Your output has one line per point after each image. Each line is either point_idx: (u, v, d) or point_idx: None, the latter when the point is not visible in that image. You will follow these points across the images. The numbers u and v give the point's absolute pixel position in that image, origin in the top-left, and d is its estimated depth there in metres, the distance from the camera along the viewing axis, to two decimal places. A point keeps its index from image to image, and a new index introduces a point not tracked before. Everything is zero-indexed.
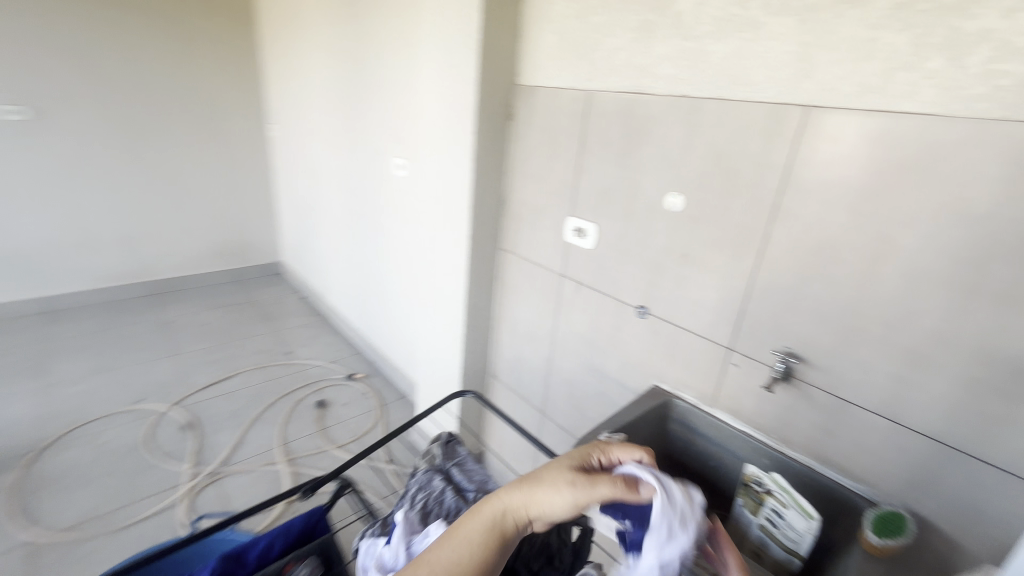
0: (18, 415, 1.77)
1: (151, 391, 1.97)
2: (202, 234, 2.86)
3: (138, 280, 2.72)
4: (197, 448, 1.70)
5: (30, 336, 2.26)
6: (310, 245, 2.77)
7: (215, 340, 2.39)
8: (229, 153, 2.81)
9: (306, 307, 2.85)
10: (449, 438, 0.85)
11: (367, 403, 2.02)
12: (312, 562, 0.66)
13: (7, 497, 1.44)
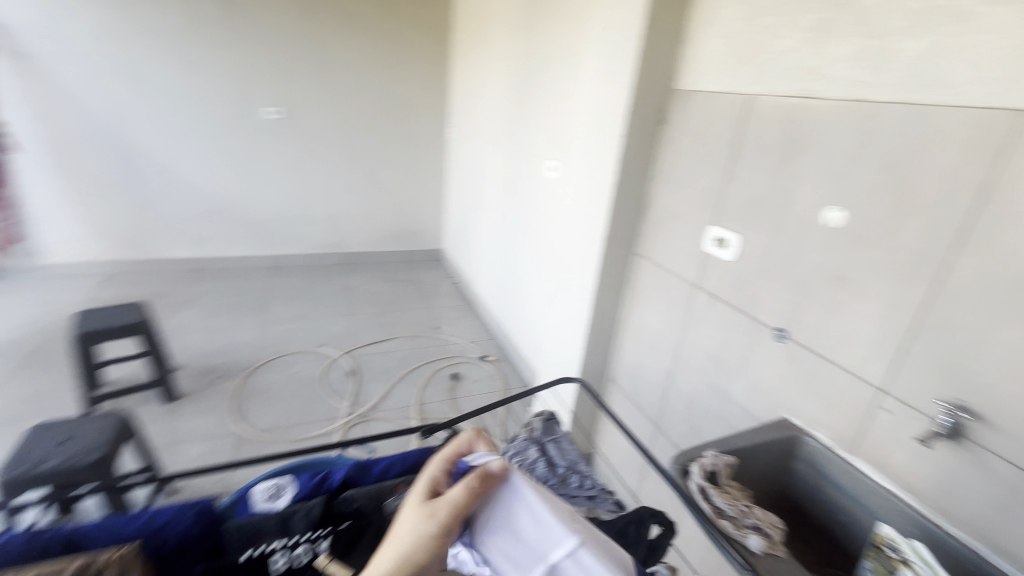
0: (246, 339, 2.35)
1: (331, 340, 2.42)
2: (385, 218, 3.37)
3: (336, 251, 3.33)
4: (355, 391, 2.04)
5: (261, 283, 2.95)
6: (468, 236, 3.07)
7: (381, 308, 2.82)
8: (414, 150, 3.26)
9: (456, 291, 3.16)
10: (550, 416, 0.91)
11: (494, 384, 2.18)
12: None
13: (231, 397, 1.93)
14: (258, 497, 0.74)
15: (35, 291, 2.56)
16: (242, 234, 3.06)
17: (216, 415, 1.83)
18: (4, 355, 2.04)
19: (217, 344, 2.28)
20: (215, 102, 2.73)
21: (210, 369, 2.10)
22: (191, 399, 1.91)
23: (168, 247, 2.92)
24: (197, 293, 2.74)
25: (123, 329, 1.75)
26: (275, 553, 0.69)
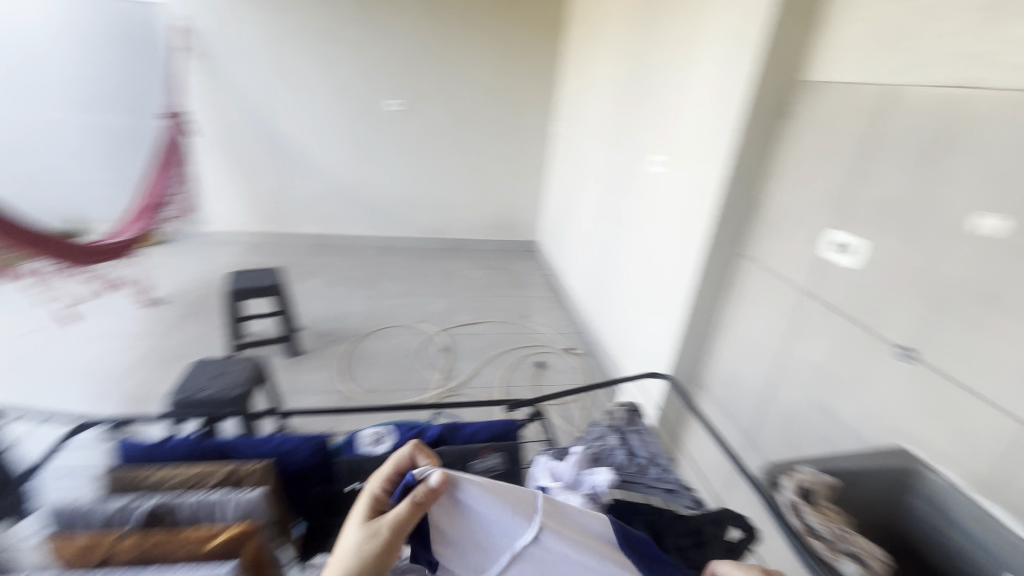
0: (357, 310, 2.61)
1: (429, 318, 2.59)
2: (487, 208, 3.51)
3: (438, 236, 3.54)
4: (447, 367, 2.17)
5: (372, 261, 3.24)
6: (563, 230, 3.10)
7: (476, 292, 2.95)
8: (519, 143, 3.35)
9: (548, 284, 3.21)
10: (634, 409, 0.92)
11: (578, 377, 2.20)
12: (502, 456, 0.82)
13: (342, 358, 2.17)
14: (364, 441, 0.83)
15: (200, 254, 3.07)
16: (360, 216, 3.37)
17: (329, 373, 2.07)
18: (175, 304, 2.48)
19: (333, 312, 2.56)
20: (347, 96, 3.03)
21: (326, 332, 2.37)
22: (310, 357, 2.17)
23: (300, 224, 3.31)
24: (320, 266, 3.08)
25: (263, 290, 2.04)
26: None
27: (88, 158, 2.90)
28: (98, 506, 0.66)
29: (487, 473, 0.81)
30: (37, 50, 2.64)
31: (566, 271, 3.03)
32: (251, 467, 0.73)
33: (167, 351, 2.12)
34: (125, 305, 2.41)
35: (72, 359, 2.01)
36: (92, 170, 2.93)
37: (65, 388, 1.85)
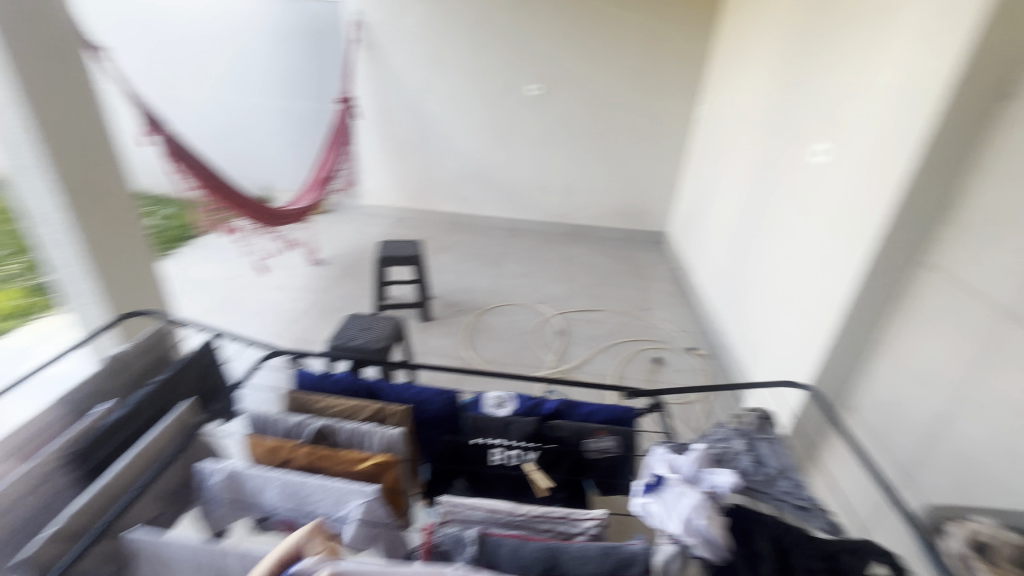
0: (482, 285, 2.76)
1: (548, 300, 2.65)
2: (616, 195, 3.44)
3: (564, 221, 3.57)
4: (562, 350, 2.21)
5: (500, 241, 3.39)
6: (697, 223, 2.92)
7: (597, 280, 2.94)
8: (657, 130, 3.21)
9: (674, 278, 3.06)
10: (765, 416, 0.83)
11: (698, 379, 2.08)
12: (618, 440, 0.83)
13: (465, 329, 2.33)
14: (488, 401, 0.87)
15: (356, 224, 3.50)
16: (492, 197, 3.54)
17: (453, 341, 2.24)
18: (335, 265, 2.88)
19: (461, 285, 2.75)
20: (491, 82, 3.17)
21: (454, 303, 2.56)
22: (438, 324, 2.37)
23: (438, 202, 3.59)
24: (453, 242, 3.32)
25: (404, 259, 2.27)
26: (494, 448, 0.81)
27: (280, 137, 3.46)
28: (283, 418, 0.81)
29: (601, 454, 0.82)
30: (252, 45, 3.19)
31: (695, 267, 2.86)
32: (393, 409, 0.84)
33: (327, 305, 2.48)
34: (299, 262, 2.87)
35: (260, 302, 2.46)
36: (283, 147, 3.49)
37: (254, 325, 2.28)
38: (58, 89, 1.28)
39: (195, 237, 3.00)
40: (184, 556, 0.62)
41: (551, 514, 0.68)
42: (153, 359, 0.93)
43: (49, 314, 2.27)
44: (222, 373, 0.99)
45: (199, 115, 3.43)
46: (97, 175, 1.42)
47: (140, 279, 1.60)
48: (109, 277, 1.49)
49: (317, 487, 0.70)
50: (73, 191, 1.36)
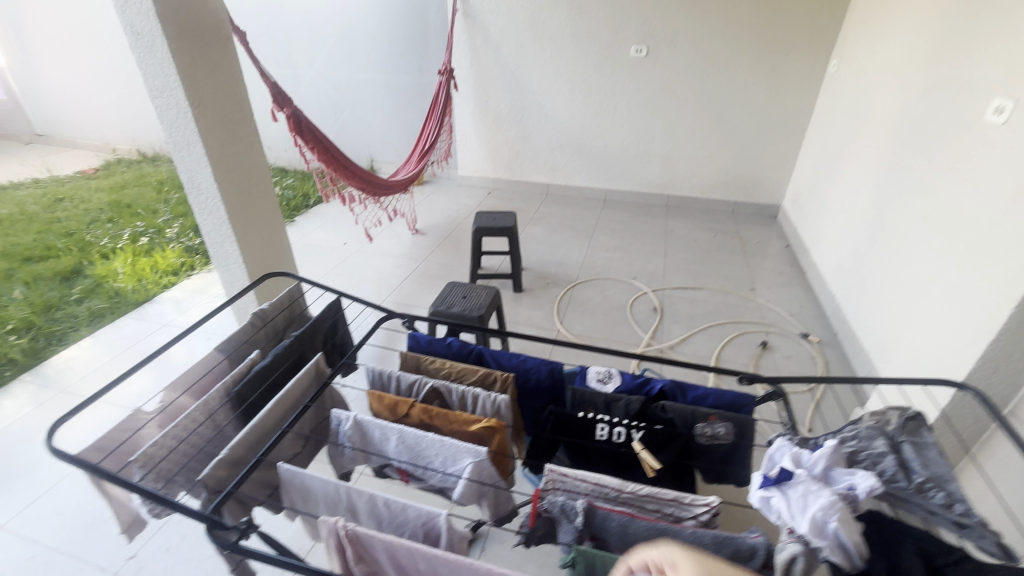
0: (575, 258, 2.73)
1: (643, 275, 2.55)
2: (723, 163, 3.18)
3: (663, 192, 3.39)
4: (657, 327, 2.13)
5: (593, 212, 3.31)
6: (819, 195, 2.62)
7: (697, 256, 2.77)
8: (776, 90, 2.88)
9: (787, 256, 2.80)
10: (916, 416, 0.70)
11: (812, 367, 1.91)
12: (731, 427, 0.78)
13: (557, 301, 2.33)
14: (591, 376, 0.86)
15: (453, 195, 3.61)
16: (587, 168, 3.45)
17: (546, 313, 2.25)
18: (433, 235, 3.01)
19: (553, 257, 2.74)
20: (591, 46, 3.04)
21: (546, 275, 2.56)
22: (531, 295, 2.39)
23: (532, 172, 3.58)
24: (546, 213, 3.30)
25: (500, 230, 2.30)
26: (599, 423, 0.79)
27: (385, 111, 3.63)
28: (399, 377, 0.87)
29: (712, 440, 0.78)
30: (360, 22, 3.34)
31: (813, 244, 2.58)
32: (497, 376, 0.87)
33: (426, 272, 2.61)
34: (401, 231, 3.04)
35: (367, 267, 2.65)
36: (387, 121, 3.67)
37: (363, 288, 2.47)
38: (206, 72, 1.43)
39: (313, 206, 3.29)
40: (320, 492, 0.69)
41: (662, 496, 0.67)
42: (289, 313, 0.98)
43: (200, 272, 2.64)
44: (344, 331, 1.05)
45: (314, 92, 3.70)
46: (237, 151, 1.58)
47: (273, 244, 1.79)
48: (248, 242, 1.68)
49: (432, 443, 0.74)
50: (219, 165, 1.53)
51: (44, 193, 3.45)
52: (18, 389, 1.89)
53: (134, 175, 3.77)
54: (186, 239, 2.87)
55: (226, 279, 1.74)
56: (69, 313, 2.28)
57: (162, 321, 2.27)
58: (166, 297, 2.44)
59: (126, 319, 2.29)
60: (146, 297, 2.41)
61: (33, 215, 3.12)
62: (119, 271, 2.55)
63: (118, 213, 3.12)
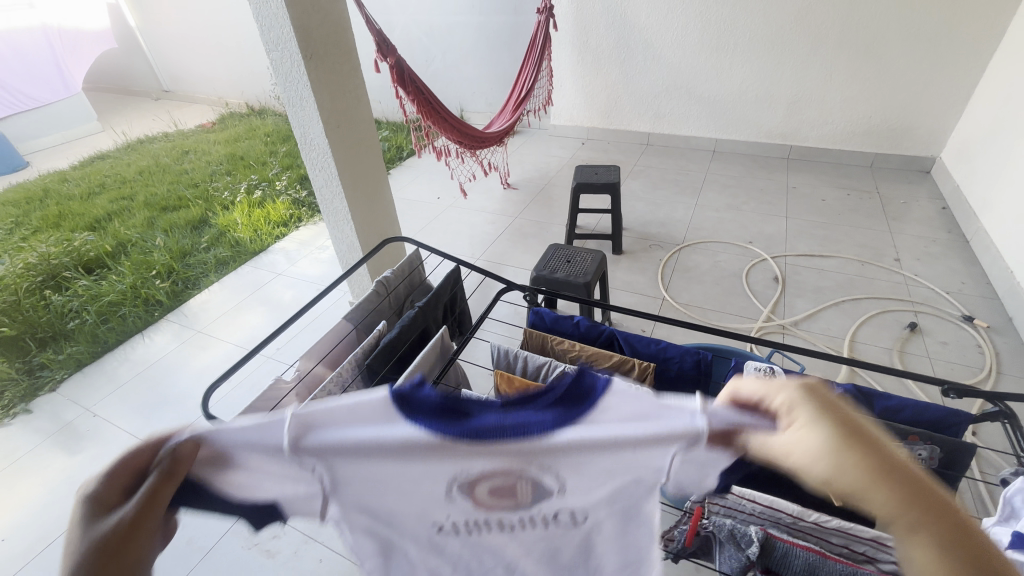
0: (680, 218, 2.50)
1: (760, 240, 2.28)
2: (867, 107, 2.70)
3: (785, 143, 2.99)
4: (778, 301, 1.92)
5: (700, 166, 3.01)
6: (997, 145, 2.13)
7: (826, 218, 2.42)
8: (954, 9, 2.31)
9: (942, 220, 2.36)
10: None
11: (976, 358, 1.61)
12: (937, 451, 0.63)
13: (662, 265, 2.16)
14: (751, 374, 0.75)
15: (545, 146, 3.45)
16: (695, 114, 3.11)
17: (649, 278, 2.10)
18: (526, 190, 2.90)
19: (656, 216, 2.53)
20: None
21: (648, 236, 2.38)
22: (632, 257, 2.24)
23: (631, 120, 3.31)
24: (646, 166, 3.06)
25: (602, 186, 2.13)
26: None
27: (477, 56, 3.47)
28: (526, 358, 0.80)
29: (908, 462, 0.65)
30: None
31: (984, 206, 2.13)
32: (634, 364, 0.79)
33: (520, 229, 2.54)
34: (494, 186, 2.97)
35: (462, 223, 2.63)
36: (478, 67, 3.52)
37: (458, 245, 2.46)
38: (317, 20, 1.38)
39: (406, 158, 3.31)
40: None
41: (857, 534, 0.56)
42: (409, 282, 0.97)
43: (308, 224, 2.78)
44: (461, 300, 1.02)
45: (407, 39, 3.61)
46: (345, 105, 1.56)
47: (378, 201, 1.79)
48: (356, 199, 1.69)
49: None
50: (329, 120, 1.51)
51: (173, 145, 3.79)
52: (165, 327, 2.13)
53: (245, 127, 4.00)
54: (294, 190, 3.01)
55: (336, 235, 1.78)
56: (200, 259, 2.51)
57: (276, 271, 2.42)
58: (280, 248, 2.60)
59: (246, 267, 2.48)
60: (262, 247, 2.58)
61: (166, 166, 3.45)
62: (238, 221, 2.73)
63: (235, 165, 3.34)
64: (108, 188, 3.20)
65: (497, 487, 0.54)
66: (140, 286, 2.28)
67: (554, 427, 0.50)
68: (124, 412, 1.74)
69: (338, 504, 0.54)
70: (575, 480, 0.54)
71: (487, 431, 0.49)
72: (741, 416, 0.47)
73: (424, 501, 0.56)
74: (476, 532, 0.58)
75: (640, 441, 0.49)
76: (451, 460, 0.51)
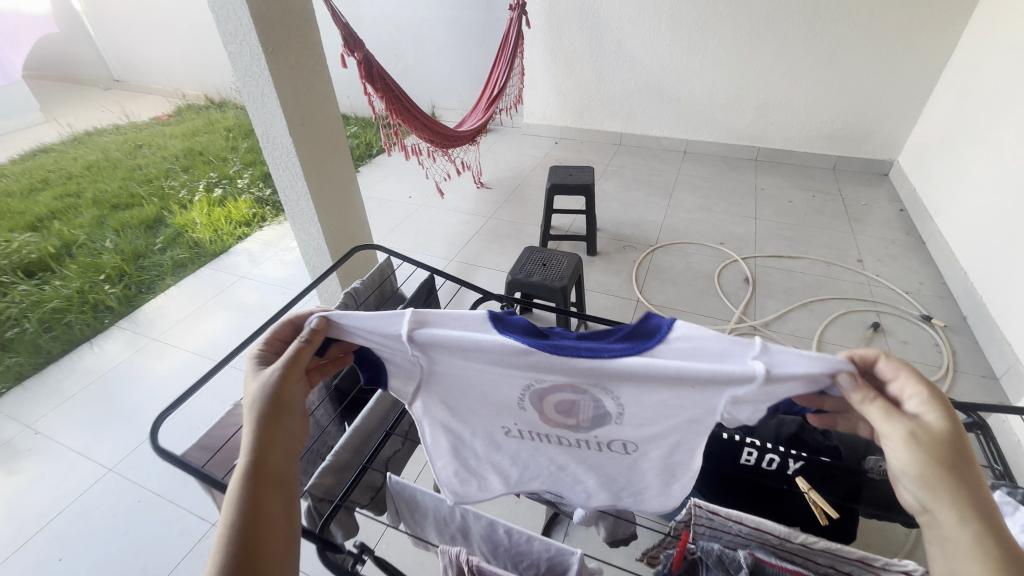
0: (653, 218, 2.52)
1: (731, 241, 2.32)
2: (830, 111, 2.78)
3: (753, 144, 3.06)
4: (749, 302, 1.95)
5: (671, 167, 3.04)
6: (952, 150, 2.22)
7: (793, 219, 2.48)
8: (911, 18, 2.40)
9: (900, 222, 2.46)
10: None
11: (936, 357, 1.67)
12: None
13: (636, 266, 2.17)
14: None
15: (518, 145, 3.42)
16: (666, 115, 3.15)
17: (623, 280, 2.10)
18: (500, 189, 2.86)
19: (630, 216, 2.53)
20: None
21: (622, 237, 2.38)
22: (606, 258, 2.23)
23: (604, 120, 3.31)
24: (619, 166, 3.07)
25: (577, 188, 2.11)
26: (746, 446, 0.68)
27: (449, 51, 3.40)
28: None
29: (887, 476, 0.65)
30: None
31: (939, 209, 2.23)
32: None
33: (494, 230, 2.50)
34: (467, 185, 2.92)
35: (434, 223, 2.58)
36: (450, 63, 3.45)
37: (431, 246, 2.40)
38: (277, 11, 1.30)
39: (376, 156, 3.22)
40: (431, 509, 0.64)
41: (844, 555, 0.54)
42: (380, 293, 0.94)
43: (272, 223, 2.67)
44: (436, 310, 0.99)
45: (376, 32, 3.50)
46: (310, 102, 1.48)
47: (347, 201, 1.73)
48: (323, 200, 1.62)
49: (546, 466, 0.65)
50: (293, 117, 1.44)
51: (126, 138, 3.58)
52: (116, 334, 2.00)
53: (204, 121, 3.81)
54: (257, 188, 2.89)
55: (302, 238, 1.71)
56: (155, 262, 2.37)
57: (239, 273, 2.31)
58: (243, 249, 2.48)
59: (206, 269, 2.35)
60: (223, 248, 2.46)
61: (117, 161, 3.25)
62: (197, 221, 2.59)
63: (193, 160, 3.17)
64: (52, 184, 2.99)
65: (562, 398, 0.56)
66: (87, 291, 2.14)
67: (621, 353, 0.51)
68: (69, 428, 1.62)
69: (431, 394, 0.61)
70: (635, 404, 0.55)
71: (565, 347, 0.52)
72: (795, 362, 0.48)
73: (499, 404, 0.59)
74: (538, 439, 0.62)
75: (699, 378, 0.50)
76: (531, 373, 0.54)
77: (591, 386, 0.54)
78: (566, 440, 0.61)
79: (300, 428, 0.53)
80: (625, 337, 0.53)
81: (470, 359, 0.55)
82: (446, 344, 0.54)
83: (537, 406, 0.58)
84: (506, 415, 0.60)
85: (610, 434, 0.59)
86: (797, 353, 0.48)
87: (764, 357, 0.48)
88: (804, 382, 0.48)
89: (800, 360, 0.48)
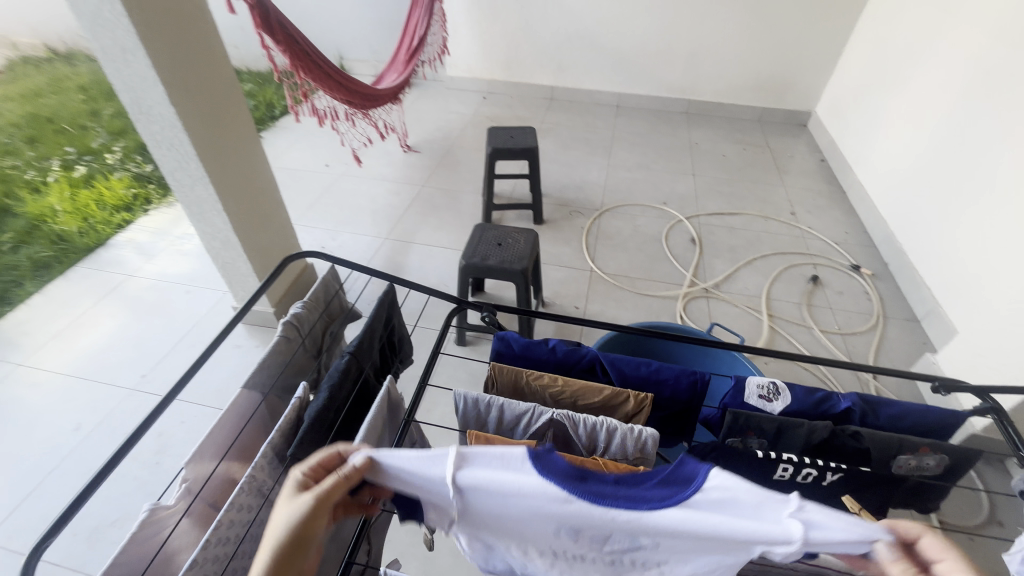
0: (595, 180, 2.43)
1: (673, 200, 2.30)
2: (756, 62, 2.80)
3: (684, 97, 3.03)
4: (699, 263, 1.95)
5: (606, 122, 2.95)
6: (869, 101, 2.32)
7: (729, 174, 2.51)
8: None
9: (822, 173, 2.57)
10: None
11: (867, 305, 1.78)
12: (944, 461, 0.63)
13: (585, 233, 2.08)
14: (753, 393, 0.68)
15: (443, 101, 3.13)
16: (599, 67, 3.01)
17: (574, 248, 2.01)
18: (429, 153, 2.61)
19: (572, 178, 2.42)
20: None
21: (567, 201, 2.27)
22: (554, 226, 2.13)
23: (534, 72, 3.10)
24: (554, 123, 2.91)
25: (519, 152, 1.95)
26: (782, 463, 0.61)
27: None
28: (501, 407, 0.65)
29: (915, 471, 0.64)
30: None
31: (858, 159, 2.35)
32: (629, 395, 0.68)
33: (429, 201, 2.28)
34: (392, 150, 2.63)
35: (360, 196, 2.30)
36: (357, 6, 3.01)
37: (360, 223, 2.14)
38: None
39: (280, 117, 2.79)
40: None
41: None
42: (326, 315, 0.80)
43: (160, 205, 2.23)
44: (398, 327, 0.83)
45: None
46: (194, 60, 1.17)
47: (256, 183, 1.44)
48: (225, 184, 1.33)
49: None
50: (172, 81, 1.13)
51: None
52: None
53: (48, 78, 3.07)
54: (133, 164, 2.39)
55: (203, 230, 1.41)
56: (7, 264, 1.90)
57: (124, 271, 1.92)
58: (125, 240, 2.05)
59: (79, 269, 1.93)
60: (98, 240, 2.02)
61: None
62: (57, 209, 2.10)
63: (38, 129, 2.54)
64: None
65: (598, 532, 0.51)
66: None
67: (660, 505, 0.48)
68: None
69: (456, 522, 0.53)
70: (672, 545, 0.50)
71: (605, 498, 0.48)
72: (830, 526, 0.45)
73: (530, 532, 0.53)
74: (569, 559, 0.56)
75: (739, 537, 0.47)
76: (570, 515, 0.49)
77: (630, 528, 0.49)
78: (600, 559, 0.55)
79: (311, 566, 0.46)
80: (663, 482, 0.50)
81: (505, 497, 0.48)
82: (485, 484, 0.48)
83: (572, 536, 0.52)
84: (536, 538, 0.54)
85: (649, 557, 0.53)
86: (835, 517, 0.46)
87: (800, 517, 0.45)
88: (845, 545, 0.46)
89: (836, 528, 0.45)
